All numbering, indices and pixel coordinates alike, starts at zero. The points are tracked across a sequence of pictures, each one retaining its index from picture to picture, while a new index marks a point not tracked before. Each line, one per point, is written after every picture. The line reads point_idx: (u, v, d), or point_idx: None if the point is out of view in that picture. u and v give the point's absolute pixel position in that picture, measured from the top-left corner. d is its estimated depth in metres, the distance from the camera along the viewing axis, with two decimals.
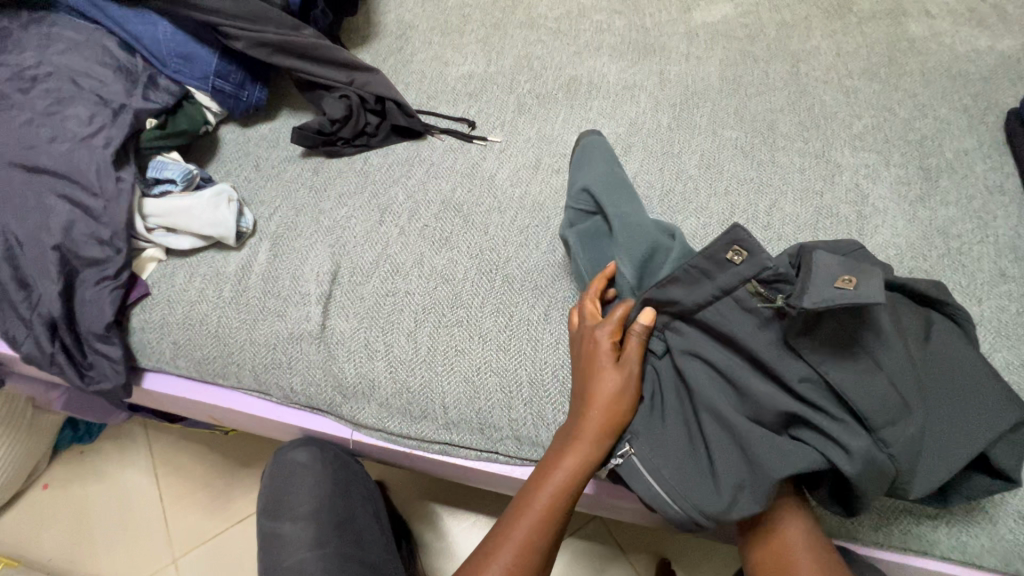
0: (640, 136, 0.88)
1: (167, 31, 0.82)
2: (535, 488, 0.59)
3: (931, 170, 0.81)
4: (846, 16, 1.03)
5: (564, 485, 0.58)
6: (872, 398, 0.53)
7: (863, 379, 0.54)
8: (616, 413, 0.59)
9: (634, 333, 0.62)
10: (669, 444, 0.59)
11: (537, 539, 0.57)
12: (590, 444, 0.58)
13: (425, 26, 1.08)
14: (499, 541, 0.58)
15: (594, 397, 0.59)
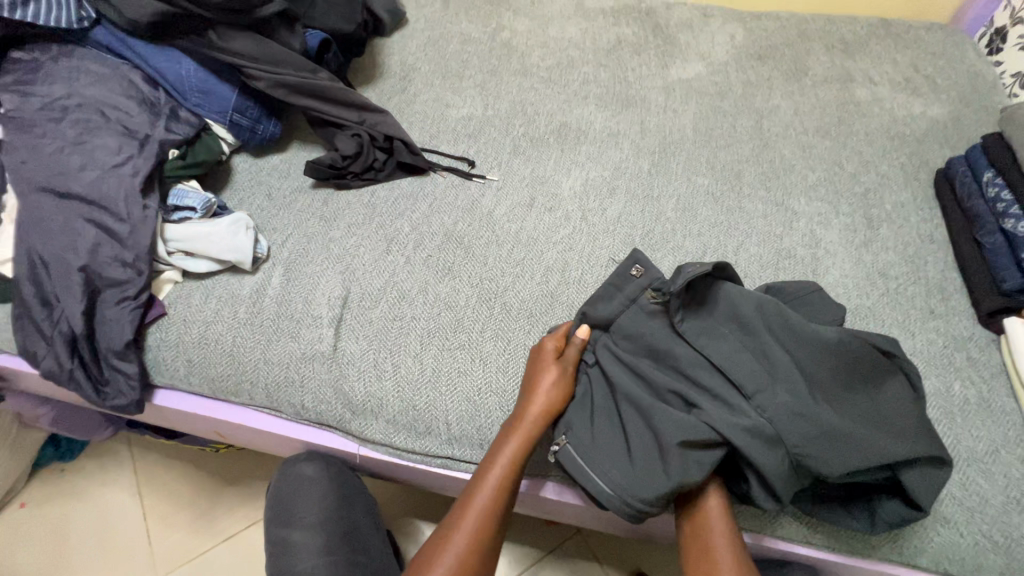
0: (623, 179, 0.98)
1: (190, 68, 0.88)
2: (486, 468, 0.66)
3: (874, 219, 0.93)
4: (802, 79, 1.17)
5: (500, 484, 0.65)
6: (742, 371, 0.67)
7: (736, 362, 0.68)
8: (556, 407, 0.68)
9: (574, 344, 0.73)
10: (602, 438, 0.67)
11: (479, 537, 0.62)
12: (535, 429, 0.67)
13: (426, 69, 1.17)
14: (450, 529, 0.63)
15: (537, 399, 0.68)
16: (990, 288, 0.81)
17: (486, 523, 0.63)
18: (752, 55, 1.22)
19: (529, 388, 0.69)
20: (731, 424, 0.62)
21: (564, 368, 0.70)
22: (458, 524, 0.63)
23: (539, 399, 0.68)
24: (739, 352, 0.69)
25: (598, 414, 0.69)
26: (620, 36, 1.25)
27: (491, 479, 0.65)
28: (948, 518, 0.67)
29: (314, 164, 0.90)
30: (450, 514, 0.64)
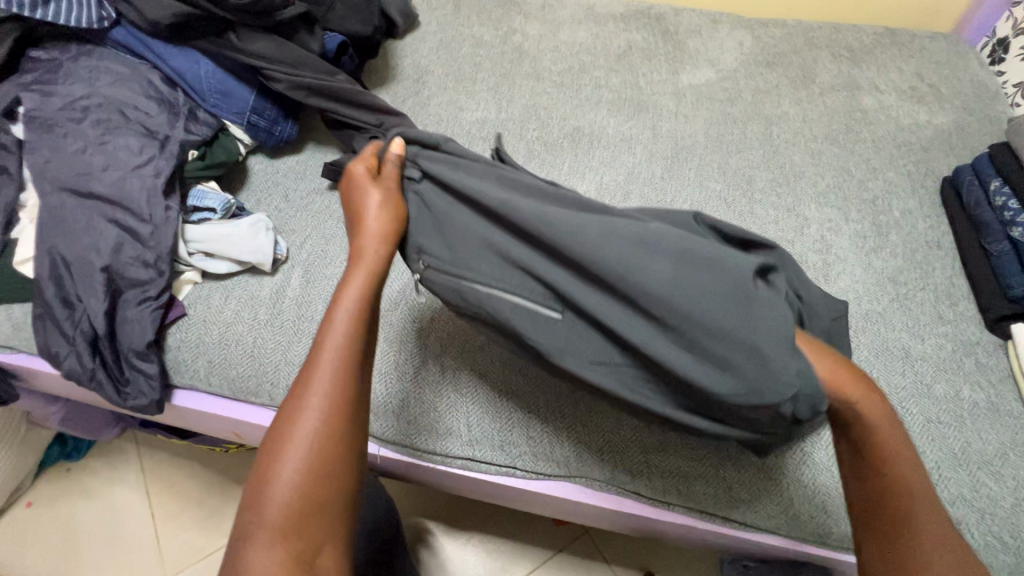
0: (637, 184, 0.99)
1: (209, 69, 0.88)
2: (332, 308, 0.55)
3: (883, 226, 0.95)
4: (810, 86, 1.19)
5: (354, 322, 0.55)
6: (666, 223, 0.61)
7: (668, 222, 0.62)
8: (391, 231, 0.60)
9: (389, 161, 0.65)
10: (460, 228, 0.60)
11: (342, 390, 0.52)
12: (379, 258, 0.58)
13: (439, 71, 1.18)
14: (308, 376, 0.52)
15: (369, 225, 0.59)
16: (998, 294, 0.83)
17: (349, 385, 0.53)
18: (760, 62, 1.23)
19: (355, 215, 0.60)
20: (656, 256, 0.52)
21: (381, 188, 0.62)
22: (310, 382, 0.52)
23: (365, 224, 0.59)
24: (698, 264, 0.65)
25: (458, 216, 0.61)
26: (630, 41, 1.26)
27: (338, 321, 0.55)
28: (959, 519, 0.68)
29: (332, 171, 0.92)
30: (297, 375, 0.53)
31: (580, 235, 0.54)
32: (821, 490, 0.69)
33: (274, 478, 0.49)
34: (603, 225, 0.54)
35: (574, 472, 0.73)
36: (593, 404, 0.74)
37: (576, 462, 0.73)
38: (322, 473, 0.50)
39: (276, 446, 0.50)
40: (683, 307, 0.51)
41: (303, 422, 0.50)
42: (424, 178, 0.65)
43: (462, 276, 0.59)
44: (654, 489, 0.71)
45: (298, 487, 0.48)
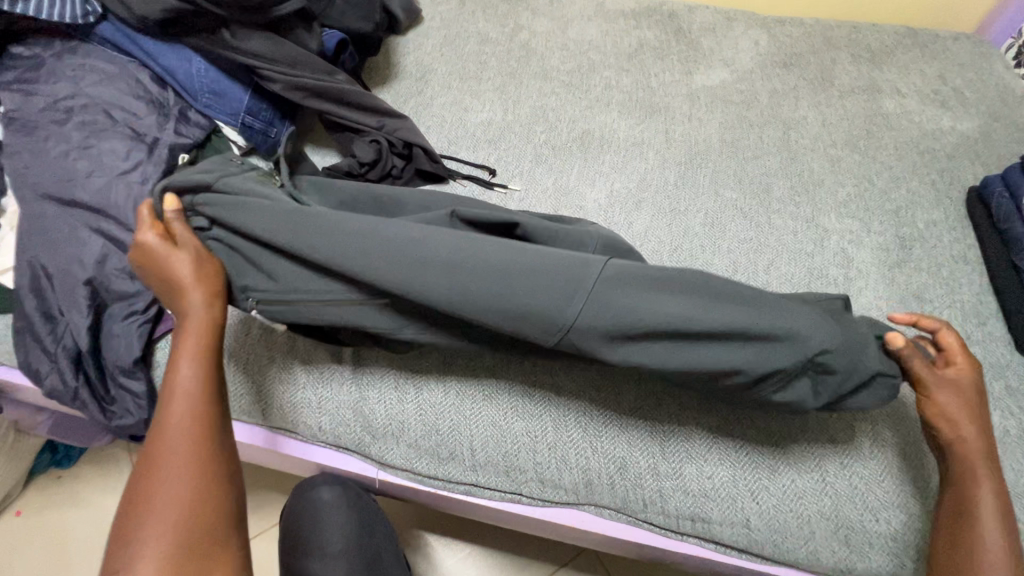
0: (649, 192, 0.95)
1: (200, 68, 0.83)
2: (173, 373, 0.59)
3: (907, 239, 0.90)
4: (829, 89, 1.14)
5: (195, 379, 0.59)
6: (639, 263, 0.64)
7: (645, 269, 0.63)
8: (216, 282, 0.63)
9: (175, 219, 0.63)
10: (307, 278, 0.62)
11: (194, 446, 0.57)
12: (212, 311, 0.62)
13: (443, 70, 1.13)
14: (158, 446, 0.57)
15: (187, 286, 0.61)
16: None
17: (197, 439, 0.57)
18: (777, 63, 1.18)
19: (174, 284, 0.61)
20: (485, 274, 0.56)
21: (193, 249, 0.62)
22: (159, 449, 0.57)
23: (188, 284, 0.61)
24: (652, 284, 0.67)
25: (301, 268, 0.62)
26: (642, 40, 1.21)
27: (181, 384, 0.59)
28: None
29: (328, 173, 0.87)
30: (145, 447, 0.57)
31: (364, 258, 0.57)
32: (844, 522, 0.65)
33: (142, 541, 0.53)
34: (419, 242, 0.57)
35: (583, 500, 0.69)
36: (605, 428, 0.69)
37: (585, 489, 0.69)
38: (195, 518, 0.55)
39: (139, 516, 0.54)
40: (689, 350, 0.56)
41: (160, 487, 0.55)
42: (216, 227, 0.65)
43: (292, 298, 0.62)
44: (666, 518, 0.68)
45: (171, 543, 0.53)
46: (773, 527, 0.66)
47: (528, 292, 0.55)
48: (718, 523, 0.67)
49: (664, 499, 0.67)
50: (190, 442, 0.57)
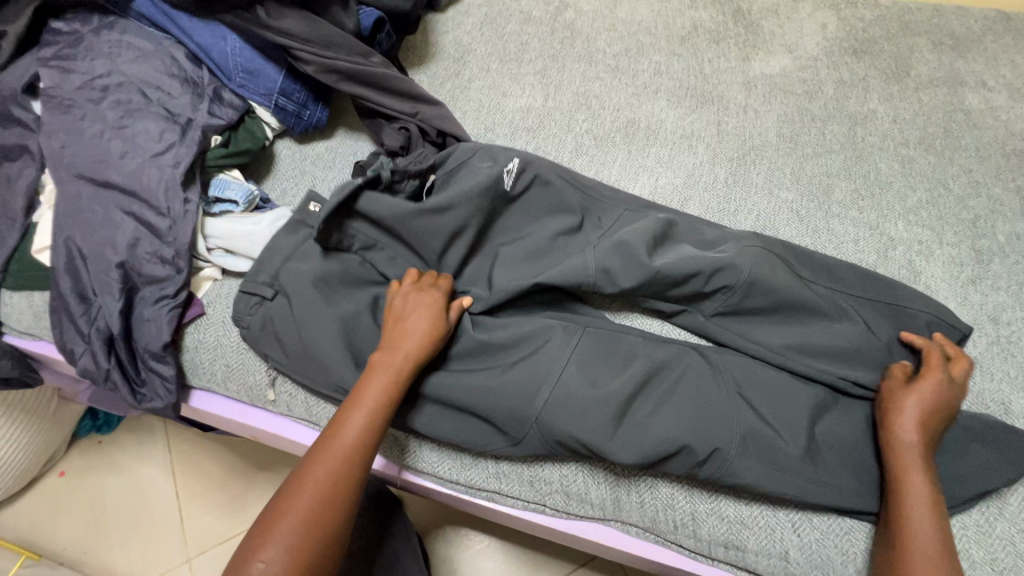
0: (697, 190, 0.89)
1: (235, 45, 0.81)
2: (342, 425, 0.59)
3: (984, 252, 0.82)
4: (903, 79, 1.03)
5: (358, 436, 0.59)
6: (600, 342, 0.69)
7: (627, 356, 0.68)
8: (427, 345, 0.64)
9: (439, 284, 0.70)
10: (332, 349, 0.68)
11: (345, 466, 0.57)
12: (399, 368, 0.62)
13: (483, 51, 1.08)
14: (296, 486, 0.56)
15: (406, 337, 0.64)
16: None
17: (335, 492, 0.56)
18: (845, 50, 1.08)
19: (396, 334, 0.65)
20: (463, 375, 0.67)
21: (434, 300, 0.68)
22: (310, 469, 0.57)
23: (403, 346, 0.64)
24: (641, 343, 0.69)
25: (340, 345, 0.68)
26: (697, 21, 1.12)
27: (349, 428, 0.59)
28: None
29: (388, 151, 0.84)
30: (281, 488, 0.56)
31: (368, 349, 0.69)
32: None
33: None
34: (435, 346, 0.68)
35: (610, 517, 0.66)
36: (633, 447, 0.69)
37: (613, 506, 0.66)
38: (314, 542, 0.53)
39: (273, 511, 0.55)
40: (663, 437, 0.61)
41: (298, 501, 0.55)
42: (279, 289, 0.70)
43: (314, 363, 0.68)
44: (699, 544, 0.64)
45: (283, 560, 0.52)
46: (815, 563, 0.61)
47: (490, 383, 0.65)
48: (754, 553, 0.63)
49: (697, 522, 0.64)
50: (328, 491, 0.56)
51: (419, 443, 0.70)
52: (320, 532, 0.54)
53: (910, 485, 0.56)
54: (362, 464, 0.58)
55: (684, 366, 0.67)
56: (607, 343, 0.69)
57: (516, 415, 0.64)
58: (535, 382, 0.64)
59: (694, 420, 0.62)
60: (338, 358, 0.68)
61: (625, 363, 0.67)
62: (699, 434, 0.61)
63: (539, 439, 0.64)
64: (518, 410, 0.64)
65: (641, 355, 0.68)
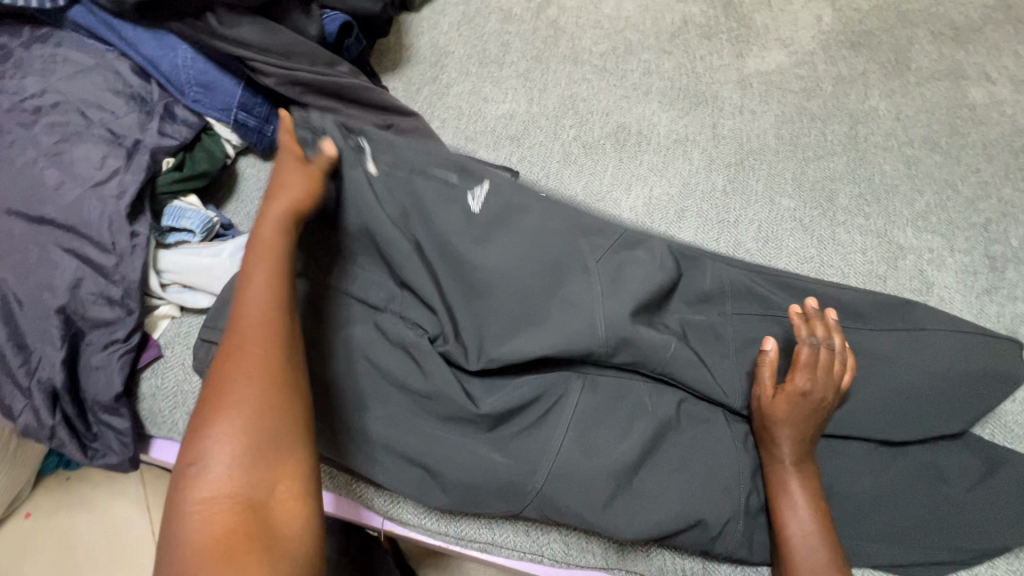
0: (693, 199, 0.83)
1: (186, 57, 0.73)
2: (243, 298, 0.49)
3: (998, 259, 0.77)
4: (904, 74, 0.98)
5: (269, 288, 0.49)
6: (602, 392, 0.62)
7: (632, 407, 0.61)
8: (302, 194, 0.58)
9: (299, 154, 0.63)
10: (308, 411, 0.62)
11: (271, 331, 0.47)
12: (280, 218, 0.55)
13: (461, 53, 1.01)
14: (220, 378, 0.44)
15: (279, 194, 0.56)
16: None
17: (267, 359, 0.45)
18: (842, 43, 1.03)
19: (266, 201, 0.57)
20: (453, 445, 0.61)
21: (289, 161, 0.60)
22: (230, 355, 0.45)
23: (279, 199, 0.56)
24: (648, 391, 0.63)
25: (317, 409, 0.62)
26: (687, 16, 1.06)
27: (253, 295, 0.49)
28: None
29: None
30: (202, 391, 0.44)
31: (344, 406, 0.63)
32: None
33: (195, 491, 0.39)
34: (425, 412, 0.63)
35: (614, 566, 0.61)
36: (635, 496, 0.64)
37: (617, 554, 0.61)
38: (262, 413, 0.43)
39: (183, 457, 0.41)
40: (672, 505, 0.57)
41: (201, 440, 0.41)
42: None
43: None
44: None
45: (223, 480, 0.40)
46: None
47: (487, 457, 0.60)
48: None
49: (707, 570, 0.60)
50: (261, 358, 0.45)
51: (405, 502, 0.65)
52: (270, 399, 0.44)
53: (791, 488, 0.56)
54: (288, 311, 0.49)
55: (692, 419, 0.62)
56: (611, 391, 0.63)
57: (511, 493, 0.59)
58: (533, 453, 0.59)
59: (700, 483, 0.58)
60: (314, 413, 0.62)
61: (626, 412, 0.61)
62: (707, 500, 0.57)
63: (536, 510, 0.60)
64: (515, 487, 0.59)
65: (649, 405, 0.62)
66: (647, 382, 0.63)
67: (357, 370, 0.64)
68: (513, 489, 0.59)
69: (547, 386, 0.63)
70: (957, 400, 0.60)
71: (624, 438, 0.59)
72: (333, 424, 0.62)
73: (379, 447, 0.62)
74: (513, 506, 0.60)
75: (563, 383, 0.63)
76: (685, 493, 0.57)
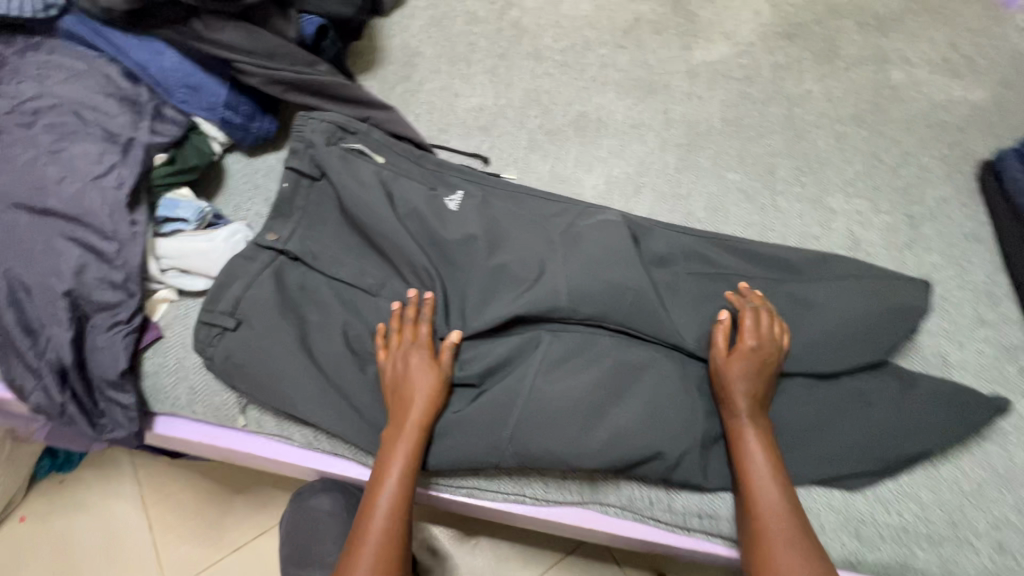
0: (649, 176, 0.92)
1: (174, 60, 0.79)
2: (383, 470, 0.63)
3: (917, 218, 0.87)
4: (834, 60, 1.09)
5: (401, 479, 0.62)
6: (570, 347, 0.70)
7: (597, 357, 0.69)
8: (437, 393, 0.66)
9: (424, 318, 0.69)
10: (302, 377, 0.67)
11: (388, 540, 0.61)
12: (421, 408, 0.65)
13: (431, 53, 1.08)
14: (361, 538, 0.61)
15: (413, 404, 0.64)
16: None
17: (388, 542, 0.61)
18: (780, 34, 1.13)
19: (403, 390, 0.65)
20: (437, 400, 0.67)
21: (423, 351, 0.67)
22: (368, 519, 0.62)
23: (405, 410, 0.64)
24: (611, 344, 0.70)
25: (310, 375, 0.67)
26: (639, 14, 1.15)
27: (389, 478, 0.62)
28: (1003, 544, 0.63)
29: (360, 151, 0.81)
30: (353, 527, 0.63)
31: (335, 371, 0.68)
32: (855, 515, 0.65)
33: None
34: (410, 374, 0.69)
35: (589, 499, 0.68)
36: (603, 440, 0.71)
37: (591, 488, 0.68)
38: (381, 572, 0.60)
39: None
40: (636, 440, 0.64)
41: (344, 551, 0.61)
42: (239, 319, 0.68)
43: (280, 398, 0.67)
44: (674, 516, 0.67)
45: None
46: None
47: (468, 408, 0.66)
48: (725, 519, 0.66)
49: (671, 497, 0.67)
50: (388, 529, 0.61)
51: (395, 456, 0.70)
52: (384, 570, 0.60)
53: (744, 439, 0.63)
54: (403, 516, 0.62)
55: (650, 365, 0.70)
56: (579, 345, 0.70)
57: (492, 440, 0.65)
58: (510, 402, 0.66)
59: (661, 419, 0.65)
60: (308, 379, 0.67)
61: (592, 362, 0.69)
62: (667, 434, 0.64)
63: (515, 455, 0.66)
64: (496, 435, 0.65)
65: (612, 355, 0.69)
66: (610, 336, 0.70)
67: (348, 338, 0.70)
68: (494, 435, 0.65)
69: (522, 345, 0.70)
70: (877, 337, 0.69)
71: (590, 384, 0.66)
72: (325, 387, 0.67)
73: (370, 407, 0.67)
74: (494, 453, 0.66)
75: (535, 341, 0.70)
76: (648, 428, 0.64)
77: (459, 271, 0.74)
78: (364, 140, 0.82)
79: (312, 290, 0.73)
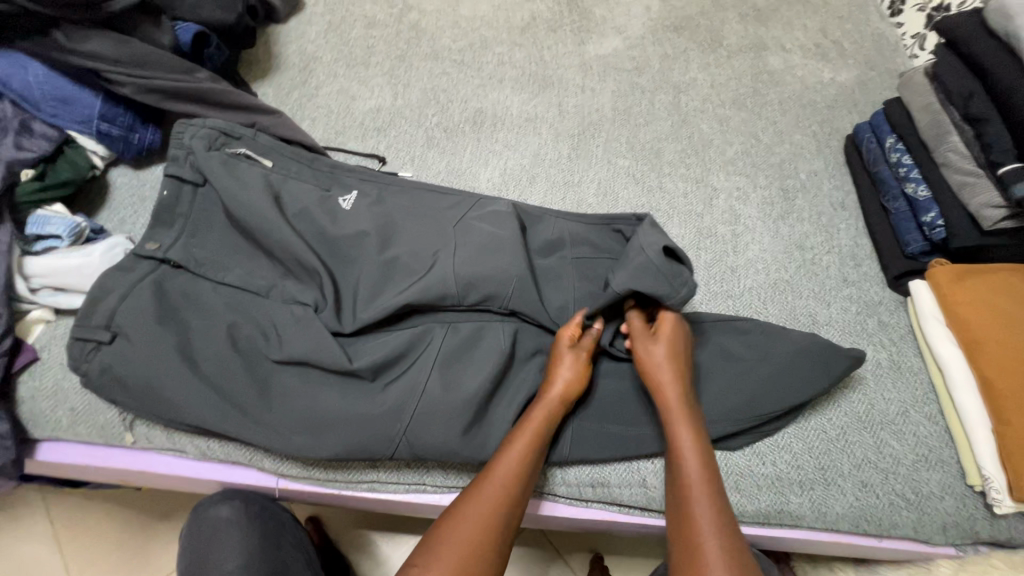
0: (543, 167, 0.95)
1: (38, 74, 0.76)
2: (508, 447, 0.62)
3: (790, 190, 0.94)
4: (717, 49, 1.16)
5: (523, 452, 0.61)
6: (461, 337, 0.71)
7: (488, 345, 0.70)
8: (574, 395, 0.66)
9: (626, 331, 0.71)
10: (186, 388, 0.66)
11: (490, 522, 0.57)
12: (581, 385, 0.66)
13: (329, 58, 1.09)
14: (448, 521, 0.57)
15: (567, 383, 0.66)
16: (897, 250, 0.84)
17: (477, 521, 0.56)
18: (667, 27, 1.19)
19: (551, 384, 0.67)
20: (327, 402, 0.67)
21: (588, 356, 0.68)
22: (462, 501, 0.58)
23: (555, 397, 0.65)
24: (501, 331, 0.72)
25: (196, 385, 0.66)
26: (534, 13, 1.19)
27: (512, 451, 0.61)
28: (865, 482, 0.69)
29: (246, 156, 0.80)
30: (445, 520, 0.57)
31: (222, 380, 0.67)
32: (732, 469, 0.69)
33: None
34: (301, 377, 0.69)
35: None
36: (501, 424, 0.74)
37: None
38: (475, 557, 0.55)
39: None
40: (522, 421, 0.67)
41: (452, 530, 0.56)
42: (118, 335, 0.67)
43: (165, 413, 0.66)
44: (569, 488, 0.70)
45: None
46: None
47: (359, 407, 0.67)
48: (616, 486, 0.70)
49: (564, 470, 0.70)
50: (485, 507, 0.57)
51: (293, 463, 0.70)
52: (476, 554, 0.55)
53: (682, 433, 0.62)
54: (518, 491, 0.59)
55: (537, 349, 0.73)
56: (471, 335, 0.71)
57: (384, 436, 0.66)
58: (403, 397, 0.67)
59: None
60: (194, 389, 0.66)
61: (482, 350, 0.70)
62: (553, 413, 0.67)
63: (408, 450, 0.66)
64: (388, 430, 0.66)
65: (502, 342, 0.71)
66: (501, 324, 0.72)
67: (235, 344, 0.69)
68: (386, 430, 0.66)
69: (414, 339, 0.70)
70: None
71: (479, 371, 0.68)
72: (209, 397, 0.66)
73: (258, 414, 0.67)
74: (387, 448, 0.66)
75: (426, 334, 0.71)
76: None
77: (349, 270, 0.74)
78: (250, 145, 0.81)
79: (198, 299, 0.71)
